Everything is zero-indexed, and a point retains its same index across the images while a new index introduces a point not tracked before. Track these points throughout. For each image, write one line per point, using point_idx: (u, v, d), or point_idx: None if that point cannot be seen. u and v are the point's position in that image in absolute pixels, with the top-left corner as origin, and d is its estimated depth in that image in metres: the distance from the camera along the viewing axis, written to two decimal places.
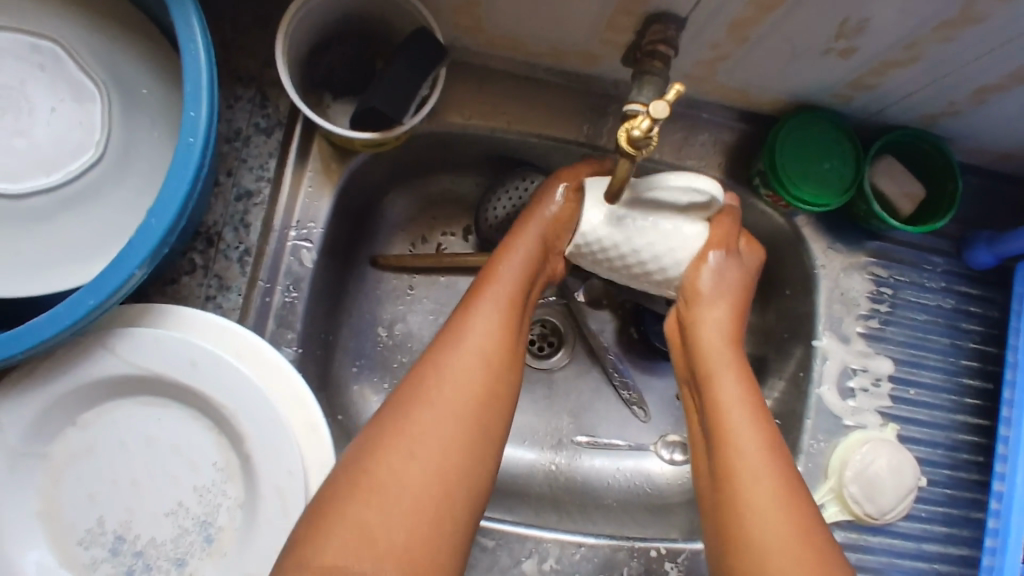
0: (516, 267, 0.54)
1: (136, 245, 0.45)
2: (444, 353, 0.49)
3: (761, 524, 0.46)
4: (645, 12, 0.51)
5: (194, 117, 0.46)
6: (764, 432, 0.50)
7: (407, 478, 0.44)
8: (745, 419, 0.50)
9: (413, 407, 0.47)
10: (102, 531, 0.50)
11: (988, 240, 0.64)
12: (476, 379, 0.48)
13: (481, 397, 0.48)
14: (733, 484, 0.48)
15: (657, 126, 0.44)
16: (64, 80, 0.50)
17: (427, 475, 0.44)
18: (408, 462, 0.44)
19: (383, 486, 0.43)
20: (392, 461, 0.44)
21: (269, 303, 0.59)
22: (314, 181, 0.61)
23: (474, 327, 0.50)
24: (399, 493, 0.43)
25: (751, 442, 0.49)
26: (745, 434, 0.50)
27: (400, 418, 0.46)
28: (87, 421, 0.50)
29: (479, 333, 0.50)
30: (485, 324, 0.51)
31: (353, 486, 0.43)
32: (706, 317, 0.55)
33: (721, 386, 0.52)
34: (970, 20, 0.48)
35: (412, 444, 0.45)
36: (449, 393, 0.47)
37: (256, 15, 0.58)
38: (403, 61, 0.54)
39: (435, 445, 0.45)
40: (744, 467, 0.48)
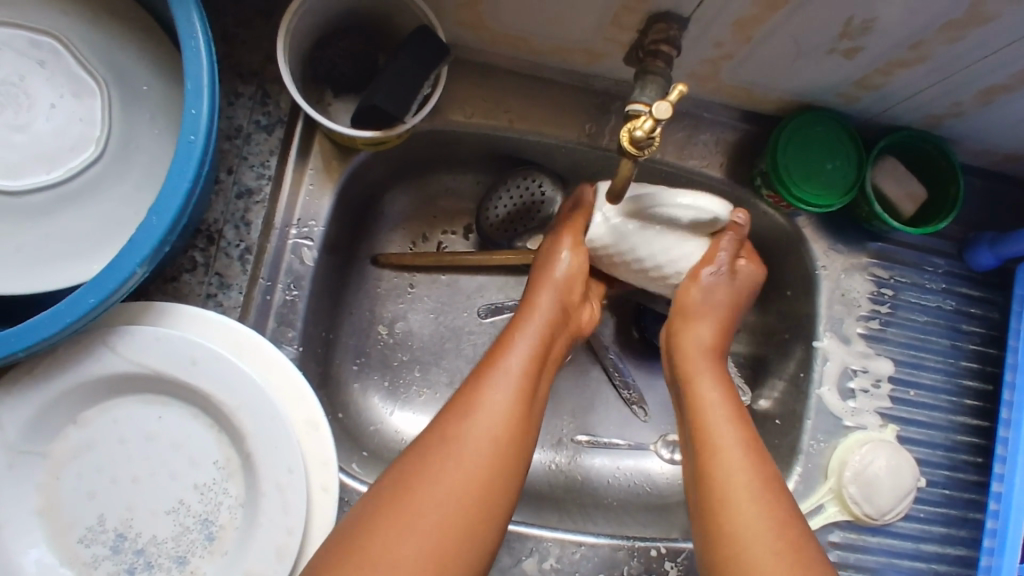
0: (541, 322, 0.55)
1: (137, 244, 0.44)
2: (474, 388, 0.51)
3: (747, 534, 0.46)
4: (648, 11, 0.51)
5: (195, 114, 0.45)
6: (750, 444, 0.51)
7: (441, 516, 0.45)
8: (730, 428, 0.52)
9: (445, 442, 0.48)
10: (103, 529, 0.50)
11: (989, 242, 0.64)
12: (496, 427, 0.49)
13: (511, 431, 0.49)
14: (719, 501, 0.48)
15: (660, 126, 0.44)
16: (65, 75, 0.50)
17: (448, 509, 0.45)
18: (429, 498, 0.45)
19: (415, 521, 0.44)
20: (430, 495, 0.45)
21: (270, 300, 0.59)
22: (315, 179, 0.61)
23: (490, 391, 0.50)
24: (429, 528, 0.44)
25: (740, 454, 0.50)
26: (734, 447, 0.51)
27: (434, 447, 0.48)
28: (88, 419, 0.50)
29: (494, 395, 0.50)
30: (507, 391, 0.51)
31: (383, 518, 0.45)
32: (706, 334, 0.58)
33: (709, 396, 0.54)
34: (975, 21, 0.48)
35: (441, 482, 0.46)
36: (479, 427, 0.48)
37: (258, 11, 0.58)
38: (405, 58, 0.53)
39: (466, 483, 0.46)
40: (728, 478, 0.49)
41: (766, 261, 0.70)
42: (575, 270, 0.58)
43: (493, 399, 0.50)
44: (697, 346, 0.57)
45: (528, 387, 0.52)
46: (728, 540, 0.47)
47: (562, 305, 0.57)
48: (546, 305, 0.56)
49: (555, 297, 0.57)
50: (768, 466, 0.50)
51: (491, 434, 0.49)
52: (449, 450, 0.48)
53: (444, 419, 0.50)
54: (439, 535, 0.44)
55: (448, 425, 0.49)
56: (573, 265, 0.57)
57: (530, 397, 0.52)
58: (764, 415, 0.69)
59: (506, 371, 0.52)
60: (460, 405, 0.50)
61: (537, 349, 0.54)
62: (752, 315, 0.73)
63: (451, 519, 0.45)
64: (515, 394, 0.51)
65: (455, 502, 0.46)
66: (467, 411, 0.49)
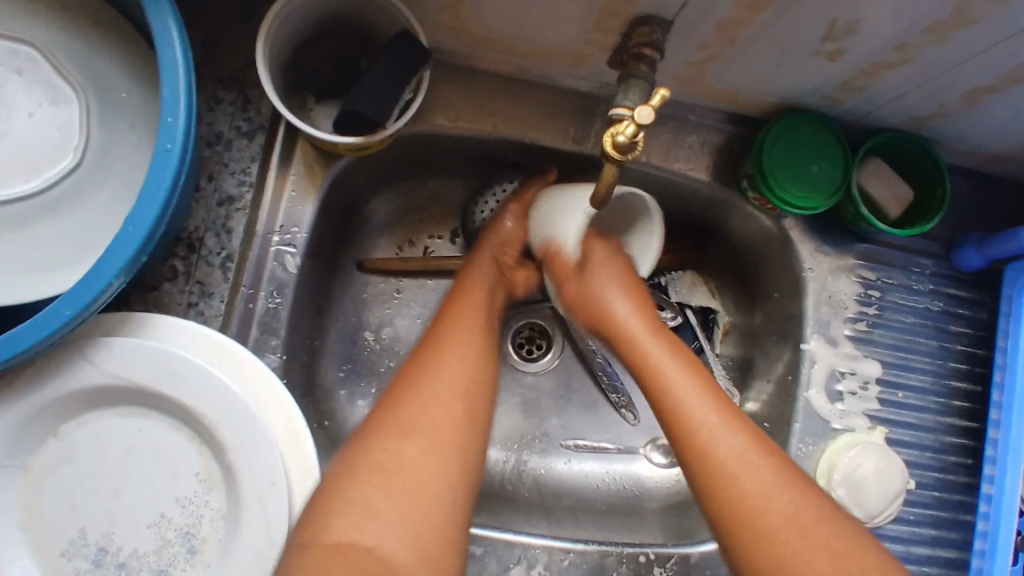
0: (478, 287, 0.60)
1: (113, 255, 0.44)
2: (427, 365, 0.52)
3: (752, 495, 0.47)
4: (632, 14, 0.51)
5: (172, 122, 0.45)
6: (715, 399, 0.51)
7: (426, 464, 0.47)
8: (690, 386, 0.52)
9: (414, 394, 0.50)
10: (84, 542, 0.49)
11: (976, 242, 0.64)
12: (453, 391, 0.51)
13: (463, 394, 0.51)
14: (701, 459, 0.49)
15: (643, 131, 0.44)
16: (41, 84, 0.49)
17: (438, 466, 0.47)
18: (418, 459, 0.47)
19: (402, 470, 0.46)
20: (411, 444, 0.47)
21: (252, 309, 0.58)
22: (297, 185, 0.59)
23: (444, 361, 0.52)
24: (422, 472, 0.46)
25: (715, 418, 0.51)
26: (706, 410, 0.51)
27: (400, 403, 0.50)
28: (68, 431, 0.49)
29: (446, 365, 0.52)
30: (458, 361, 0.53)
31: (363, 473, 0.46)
32: (610, 290, 0.56)
33: (662, 363, 0.53)
34: (960, 23, 0.48)
35: (419, 429, 0.48)
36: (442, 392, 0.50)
37: (238, 16, 0.57)
38: (386, 63, 0.53)
39: (444, 428, 0.49)
40: (708, 443, 0.49)
41: (752, 266, 0.70)
42: (510, 233, 0.62)
43: (458, 347, 0.54)
44: (604, 305, 0.56)
45: (476, 358, 0.54)
46: (721, 485, 0.48)
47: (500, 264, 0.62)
48: (485, 263, 0.62)
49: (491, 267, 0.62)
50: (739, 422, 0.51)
51: (459, 375, 0.52)
52: (419, 398, 0.50)
53: (402, 382, 0.52)
54: (430, 478, 0.46)
55: (411, 380, 0.51)
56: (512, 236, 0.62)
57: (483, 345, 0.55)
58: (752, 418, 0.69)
59: (463, 320, 0.56)
60: (417, 369, 0.52)
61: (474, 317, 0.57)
62: (740, 317, 0.73)
63: (442, 463, 0.47)
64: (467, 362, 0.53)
65: (439, 449, 0.48)
66: (427, 370, 0.52)
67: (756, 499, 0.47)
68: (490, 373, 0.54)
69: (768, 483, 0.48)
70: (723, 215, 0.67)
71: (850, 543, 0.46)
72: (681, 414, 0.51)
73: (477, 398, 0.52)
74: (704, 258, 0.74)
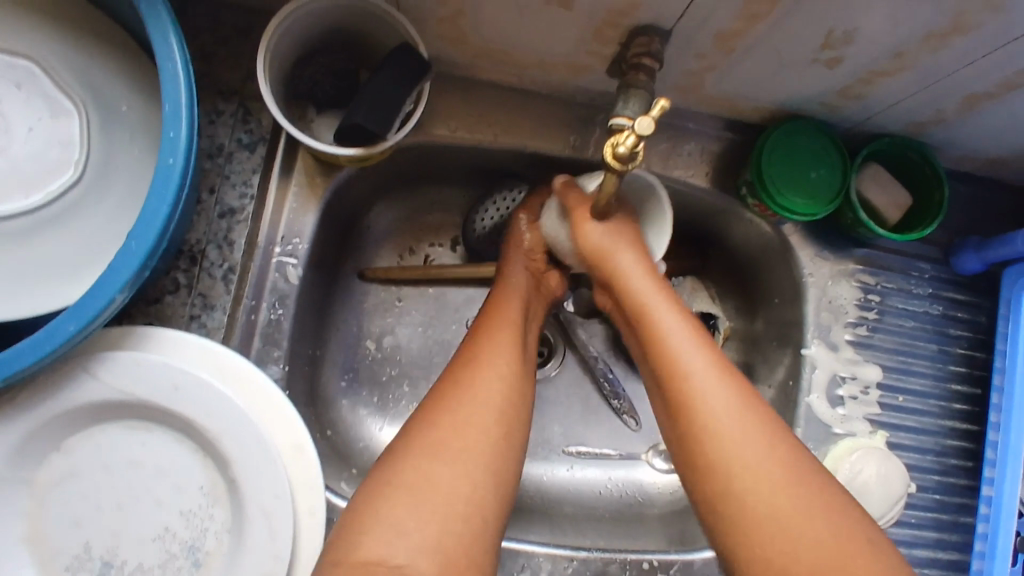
0: (517, 294, 0.59)
1: (115, 270, 0.44)
2: (462, 381, 0.50)
3: (744, 470, 0.44)
4: (630, 25, 0.51)
5: (174, 137, 0.45)
6: (719, 365, 0.48)
7: (451, 484, 0.45)
8: (699, 354, 0.48)
9: (444, 414, 0.48)
10: (88, 557, 0.49)
11: (975, 246, 0.64)
12: (489, 410, 0.49)
13: (499, 415, 0.49)
14: (695, 428, 0.46)
15: (643, 142, 0.44)
16: (42, 98, 0.49)
17: (462, 489, 0.45)
18: (443, 478, 0.45)
19: (425, 489, 0.45)
20: (435, 466, 0.45)
21: (254, 320, 0.58)
22: (298, 197, 0.60)
23: (483, 381, 0.50)
24: (444, 493, 0.44)
25: (716, 387, 0.47)
26: (711, 381, 0.47)
27: (432, 420, 0.48)
28: (71, 446, 0.49)
29: (493, 383, 0.50)
30: (495, 379, 0.51)
31: (379, 497, 0.45)
32: (613, 249, 0.54)
33: (663, 320, 0.50)
34: (957, 31, 0.48)
35: (446, 450, 0.46)
36: (468, 409, 0.48)
37: (238, 28, 0.58)
38: (386, 76, 0.53)
39: (465, 446, 0.47)
40: (708, 408, 0.46)
41: (751, 273, 0.71)
42: (530, 242, 0.63)
43: (494, 362, 0.52)
44: (608, 257, 0.54)
45: (516, 374, 0.52)
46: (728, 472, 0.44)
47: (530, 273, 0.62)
48: (517, 271, 0.61)
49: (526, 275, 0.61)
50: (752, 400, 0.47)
51: (492, 389, 0.50)
52: (451, 414, 0.48)
53: (432, 402, 0.50)
54: (455, 499, 0.44)
55: (444, 396, 0.50)
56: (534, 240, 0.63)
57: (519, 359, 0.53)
58: None
59: (502, 332, 0.54)
60: (451, 385, 0.50)
61: (510, 325, 0.55)
62: (741, 322, 0.73)
63: (469, 486, 0.45)
64: (503, 379, 0.51)
65: (462, 466, 0.46)
66: (461, 385, 0.50)
67: (768, 495, 0.43)
68: (524, 387, 0.52)
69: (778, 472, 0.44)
70: (723, 222, 0.68)
71: (843, 527, 0.42)
72: (680, 377, 0.47)
73: (510, 424, 0.49)
74: (704, 265, 0.74)
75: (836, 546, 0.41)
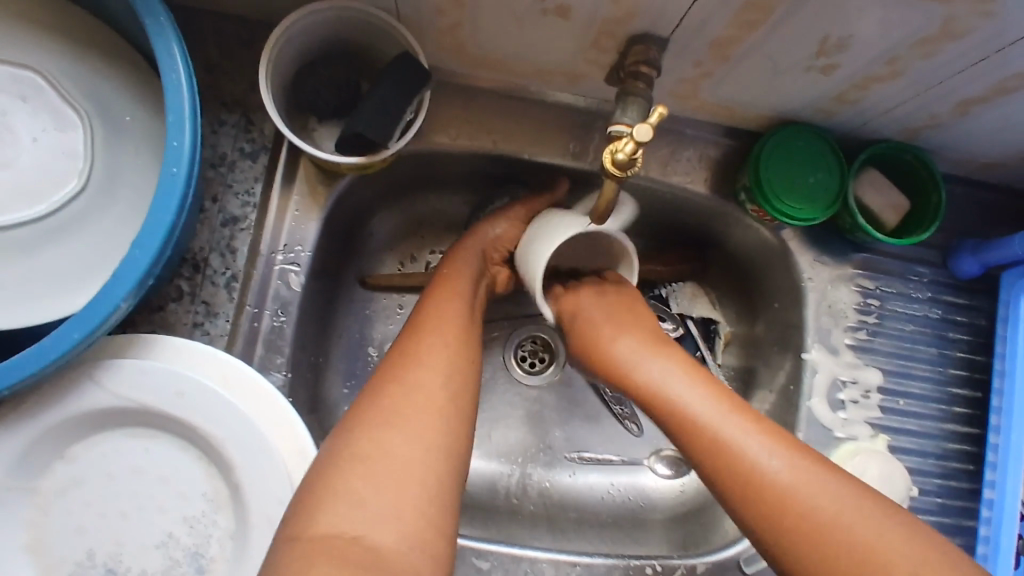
0: (462, 278, 0.60)
1: (120, 277, 0.44)
2: (408, 362, 0.51)
3: (766, 468, 0.46)
4: (627, 33, 0.52)
5: (177, 146, 0.45)
6: (715, 392, 0.50)
7: (401, 452, 0.45)
8: (694, 388, 0.50)
9: (393, 393, 0.49)
10: (92, 564, 0.49)
11: (972, 249, 0.64)
12: (436, 387, 0.50)
13: (449, 394, 0.50)
14: (722, 458, 0.47)
15: (642, 149, 0.45)
16: (46, 110, 0.50)
17: (417, 451, 0.46)
18: (395, 443, 0.46)
19: (377, 458, 0.45)
20: (388, 436, 0.46)
21: (257, 328, 0.58)
22: (300, 205, 0.60)
23: (428, 362, 0.51)
24: (399, 460, 0.45)
25: (718, 411, 0.49)
26: (712, 410, 0.49)
27: (379, 399, 0.49)
28: (76, 453, 0.50)
29: (432, 365, 0.51)
30: (441, 365, 0.51)
31: (335, 466, 0.45)
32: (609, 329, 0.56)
33: (651, 368, 0.52)
34: (950, 37, 0.48)
35: (398, 423, 0.47)
36: (423, 386, 0.49)
37: (239, 39, 0.58)
38: (386, 85, 0.54)
39: (423, 416, 0.48)
40: (719, 430, 0.48)
41: (752, 278, 0.71)
42: (500, 236, 0.63)
43: (437, 341, 0.53)
44: (602, 350, 0.56)
45: (463, 359, 0.53)
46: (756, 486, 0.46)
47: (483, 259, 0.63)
48: (471, 255, 0.62)
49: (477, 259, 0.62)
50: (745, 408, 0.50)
51: (442, 365, 0.51)
52: (399, 393, 0.49)
53: (378, 385, 0.50)
54: (410, 468, 0.45)
55: (388, 377, 0.50)
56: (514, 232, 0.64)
57: (464, 344, 0.54)
58: None
59: (447, 314, 0.55)
60: (395, 369, 0.51)
61: (453, 315, 0.56)
62: (741, 327, 0.74)
63: (424, 456, 0.46)
64: (448, 365, 0.51)
65: (417, 438, 0.46)
66: (407, 363, 0.51)
67: (800, 491, 0.44)
68: (472, 369, 0.53)
69: (796, 468, 0.45)
70: (722, 228, 0.68)
71: (860, 497, 0.44)
72: (684, 418, 0.49)
73: (457, 403, 0.50)
74: (703, 270, 0.75)
75: (868, 523, 0.43)
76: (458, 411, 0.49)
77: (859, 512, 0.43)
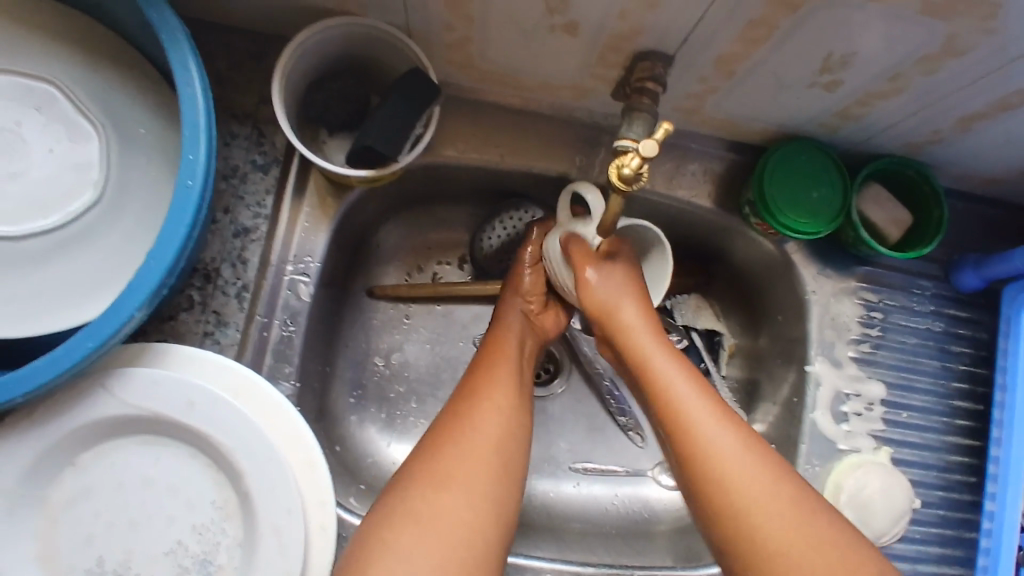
0: (517, 329, 0.61)
1: (135, 287, 0.45)
2: (463, 418, 0.53)
3: (750, 493, 0.48)
4: (633, 49, 0.53)
5: (192, 159, 0.46)
6: (744, 441, 0.50)
7: (455, 512, 0.47)
8: (720, 430, 0.50)
9: (448, 454, 0.50)
10: (102, 571, 0.50)
11: (973, 265, 0.65)
12: (488, 448, 0.51)
13: (501, 456, 0.51)
14: (733, 507, 0.48)
15: (647, 163, 0.46)
16: (64, 123, 0.51)
17: (463, 519, 0.47)
18: (448, 506, 0.47)
19: (431, 519, 0.47)
20: (442, 497, 0.48)
21: (266, 337, 0.59)
22: (310, 217, 0.61)
23: (480, 421, 0.52)
24: (449, 520, 0.47)
25: (744, 459, 0.49)
26: (738, 458, 0.49)
27: (434, 454, 0.51)
28: (87, 461, 0.50)
29: (484, 424, 0.52)
30: (493, 423, 0.53)
31: (392, 522, 0.47)
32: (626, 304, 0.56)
33: (684, 396, 0.52)
34: (950, 54, 0.49)
35: (450, 481, 0.49)
36: (477, 447, 0.51)
37: (252, 54, 0.59)
38: (397, 99, 0.55)
39: (478, 476, 0.50)
40: (710, 447, 0.49)
41: (755, 290, 0.71)
42: (529, 284, 0.63)
43: (492, 401, 0.54)
44: (616, 309, 0.56)
45: (515, 415, 0.54)
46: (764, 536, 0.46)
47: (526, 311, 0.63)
48: (512, 315, 0.62)
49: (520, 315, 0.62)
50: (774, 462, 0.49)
51: (494, 423, 0.53)
52: (453, 452, 0.50)
53: (432, 442, 0.52)
54: (458, 528, 0.47)
55: (445, 431, 0.52)
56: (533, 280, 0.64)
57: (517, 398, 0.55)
58: None
59: (503, 369, 0.57)
60: (450, 420, 0.53)
61: (507, 367, 0.57)
62: (745, 339, 0.74)
63: (474, 513, 0.48)
64: (501, 424, 0.53)
65: (469, 502, 0.48)
66: (462, 423, 0.52)
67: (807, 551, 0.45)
68: (523, 427, 0.54)
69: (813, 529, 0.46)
70: (727, 242, 0.69)
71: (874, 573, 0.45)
72: (703, 456, 0.49)
73: (508, 461, 0.51)
74: (708, 282, 0.75)
75: None
76: (506, 468, 0.51)
77: (845, 562, 0.45)
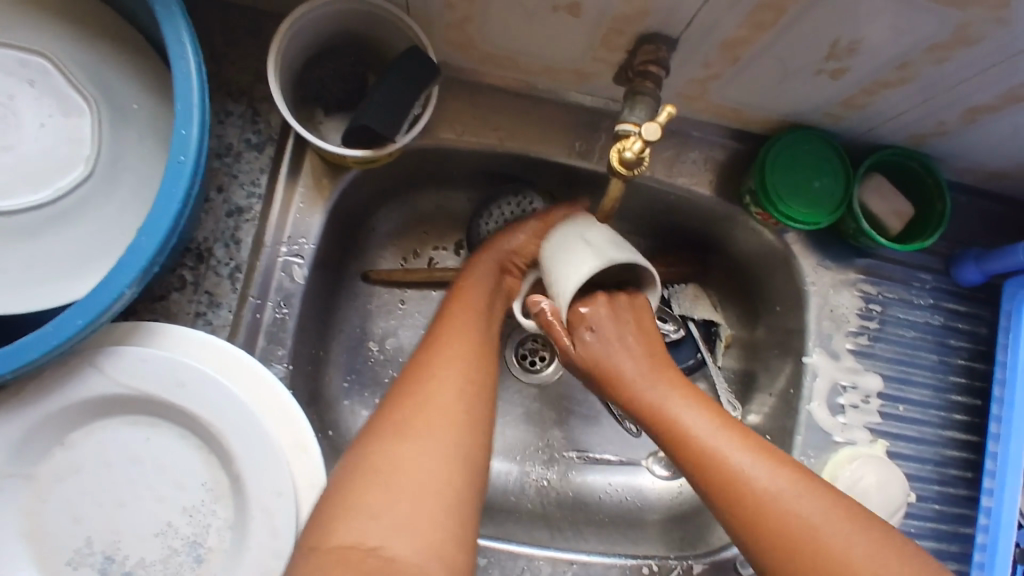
0: (475, 289, 0.61)
1: (124, 266, 0.44)
2: (424, 373, 0.53)
3: (779, 503, 0.48)
4: (638, 32, 0.52)
5: (185, 135, 0.45)
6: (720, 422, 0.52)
7: (417, 463, 0.48)
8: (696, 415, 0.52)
9: (408, 407, 0.51)
10: (90, 551, 0.49)
11: (975, 258, 0.64)
12: (448, 397, 0.52)
13: (465, 408, 0.51)
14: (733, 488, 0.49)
15: (649, 147, 0.46)
16: (53, 95, 0.50)
17: (437, 459, 0.48)
18: (416, 461, 0.48)
19: (394, 470, 0.47)
20: (405, 448, 0.48)
21: (259, 319, 0.58)
22: (305, 197, 0.60)
23: (440, 373, 0.53)
24: (415, 473, 0.47)
25: (722, 438, 0.51)
26: (720, 437, 0.51)
27: (395, 410, 0.51)
28: (75, 440, 0.49)
29: (446, 375, 0.53)
30: (457, 373, 0.53)
31: (356, 481, 0.47)
32: (611, 349, 0.56)
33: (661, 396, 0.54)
34: (961, 43, 0.48)
35: (415, 432, 0.49)
36: (440, 400, 0.51)
37: (248, 30, 0.58)
38: (395, 78, 0.54)
39: (435, 424, 0.50)
40: (689, 430, 0.52)
41: (752, 281, 0.71)
42: (519, 245, 0.62)
43: (450, 352, 0.55)
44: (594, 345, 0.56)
45: (479, 369, 0.54)
46: (771, 530, 0.47)
47: (500, 271, 0.62)
48: (483, 269, 0.62)
49: (488, 276, 0.62)
50: (751, 439, 0.52)
51: (455, 373, 0.53)
52: (414, 404, 0.51)
53: (388, 405, 0.52)
54: (427, 478, 0.47)
55: (406, 392, 0.52)
56: (523, 242, 0.62)
57: (479, 353, 0.56)
58: (755, 431, 0.70)
59: (460, 326, 0.57)
60: (413, 378, 0.53)
61: (472, 323, 0.58)
62: (742, 330, 0.74)
63: (438, 459, 0.48)
64: (465, 375, 0.53)
65: (431, 447, 0.49)
66: (424, 372, 0.53)
67: (820, 530, 0.47)
68: (487, 375, 0.55)
69: (814, 511, 0.47)
70: (723, 232, 0.69)
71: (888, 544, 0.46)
72: (691, 443, 0.51)
73: (474, 411, 0.52)
74: (706, 272, 0.75)
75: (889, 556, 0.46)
76: (472, 420, 0.51)
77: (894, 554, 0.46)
